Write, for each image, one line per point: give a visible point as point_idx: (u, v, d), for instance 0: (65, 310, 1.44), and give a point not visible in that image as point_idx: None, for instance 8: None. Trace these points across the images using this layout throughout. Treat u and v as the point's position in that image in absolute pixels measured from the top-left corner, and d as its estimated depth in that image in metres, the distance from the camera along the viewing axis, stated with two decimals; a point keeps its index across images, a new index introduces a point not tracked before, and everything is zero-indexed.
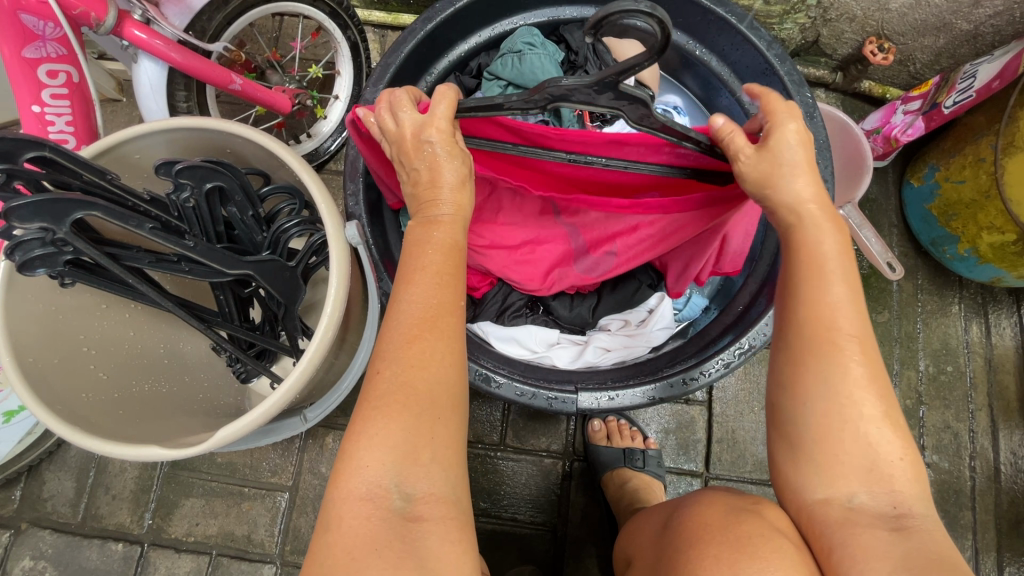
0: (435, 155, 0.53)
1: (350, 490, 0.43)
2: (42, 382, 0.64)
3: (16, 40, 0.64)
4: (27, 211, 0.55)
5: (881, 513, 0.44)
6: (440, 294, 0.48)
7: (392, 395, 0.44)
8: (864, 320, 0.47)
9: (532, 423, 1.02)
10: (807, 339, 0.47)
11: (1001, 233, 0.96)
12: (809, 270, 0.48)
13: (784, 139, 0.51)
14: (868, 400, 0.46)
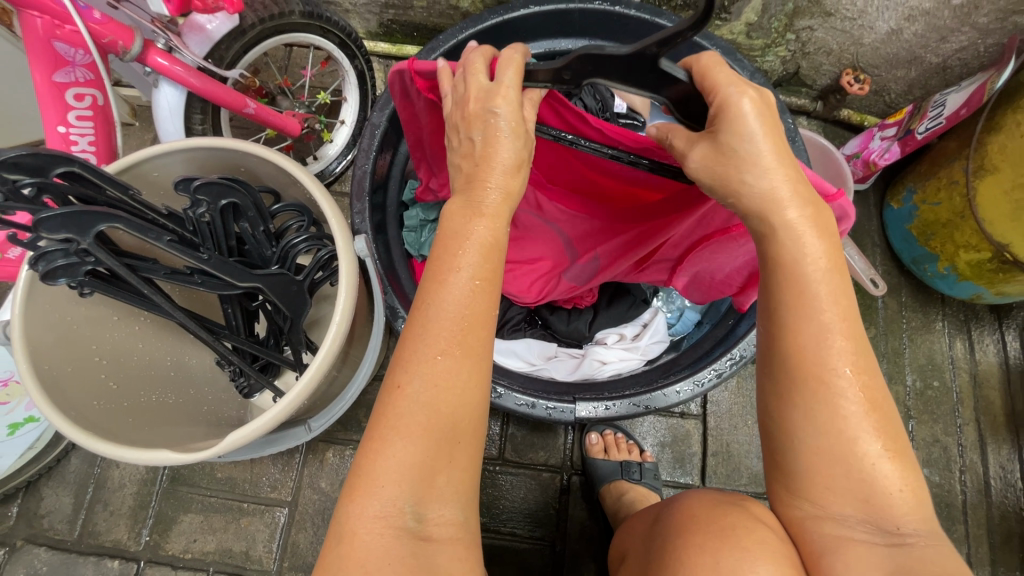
0: (496, 128, 0.52)
1: (365, 506, 0.44)
2: (57, 388, 0.66)
3: (48, 66, 0.69)
4: (54, 224, 0.58)
5: (872, 536, 0.44)
6: (471, 305, 0.48)
7: (413, 416, 0.46)
8: (860, 348, 0.46)
9: (531, 437, 1.04)
10: (789, 371, 0.46)
11: (977, 251, 1.01)
12: (792, 298, 0.46)
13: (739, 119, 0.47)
14: (863, 432, 0.44)
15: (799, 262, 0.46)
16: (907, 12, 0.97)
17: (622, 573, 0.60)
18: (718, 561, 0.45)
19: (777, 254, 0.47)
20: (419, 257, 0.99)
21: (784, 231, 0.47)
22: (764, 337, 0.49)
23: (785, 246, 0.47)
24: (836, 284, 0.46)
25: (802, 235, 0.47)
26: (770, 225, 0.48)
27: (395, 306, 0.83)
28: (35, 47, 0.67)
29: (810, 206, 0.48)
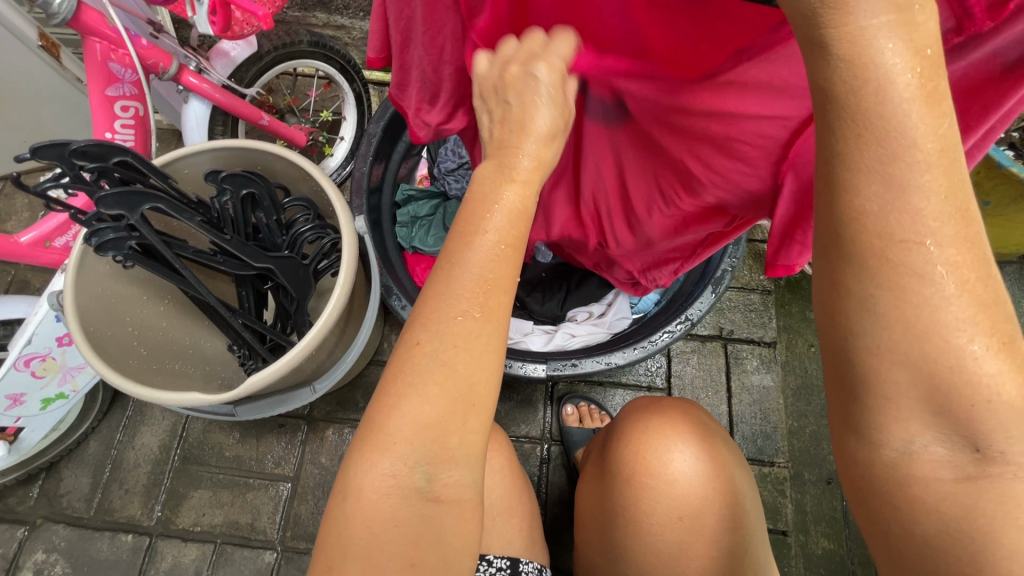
0: None
1: (374, 464, 0.43)
2: (100, 346, 0.78)
3: (102, 82, 0.83)
4: (112, 201, 0.70)
5: (954, 459, 0.35)
6: (496, 269, 0.44)
7: (430, 372, 0.43)
8: (956, 199, 0.31)
9: (514, 411, 1.14)
10: (840, 249, 0.33)
11: None
12: (852, 140, 0.31)
13: None
14: (953, 323, 0.31)
15: (861, 103, 0.30)
16: None
17: (588, 468, 0.82)
18: (646, 422, 0.70)
19: (828, 85, 0.30)
20: (410, 249, 1.13)
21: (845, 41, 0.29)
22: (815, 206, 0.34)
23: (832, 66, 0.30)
24: (924, 110, 0.30)
25: (879, 45, 0.29)
26: (841, 33, 0.29)
27: (390, 286, 0.98)
28: (93, 67, 0.82)
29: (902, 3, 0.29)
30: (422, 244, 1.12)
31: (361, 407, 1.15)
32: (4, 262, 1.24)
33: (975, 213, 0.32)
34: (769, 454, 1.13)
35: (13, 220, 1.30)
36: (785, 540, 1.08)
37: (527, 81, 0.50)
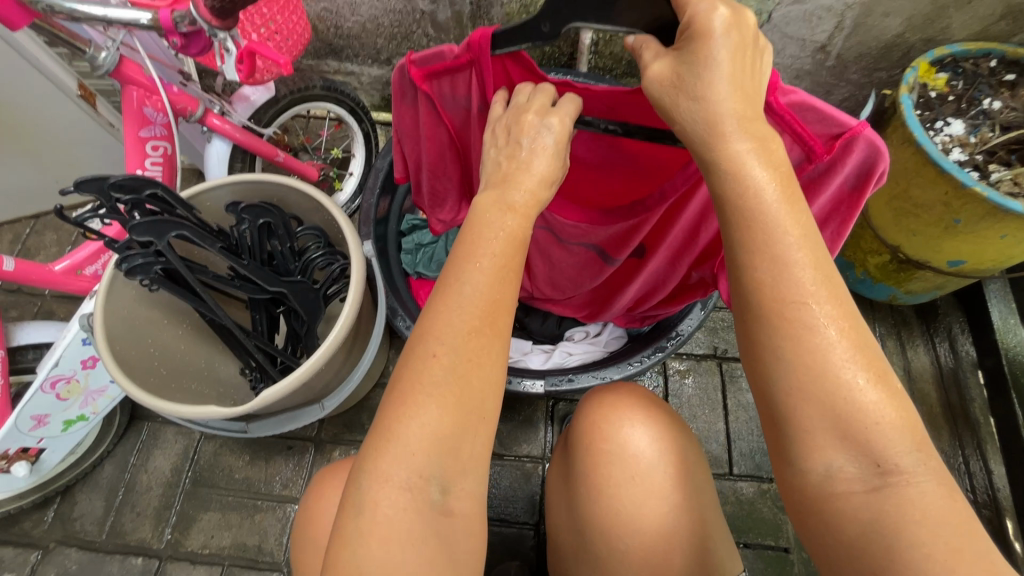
0: (543, 139, 0.63)
1: (391, 479, 0.50)
2: (124, 364, 0.83)
3: (136, 124, 0.92)
4: (142, 229, 0.77)
5: (863, 476, 0.46)
6: (499, 289, 0.55)
7: (446, 388, 0.51)
8: (828, 285, 0.48)
9: (516, 431, 1.18)
10: (757, 311, 0.49)
11: (880, 255, 1.21)
12: (743, 231, 0.49)
13: (705, 37, 0.51)
14: (843, 363, 0.46)
15: (745, 199, 0.49)
16: (797, 72, 1.25)
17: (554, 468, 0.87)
18: (603, 398, 0.77)
19: (722, 190, 0.51)
20: (415, 274, 1.20)
21: (726, 159, 0.50)
22: (733, 285, 0.51)
23: (724, 180, 0.50)
24: (788, 205, 0.49)
25: (745, 159, 0.50)
26: (725, 153, 0.50)
27: (395, 307, 1.00)
28: (129, 112, 0.91)
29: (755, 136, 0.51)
30: (426, 269, 1.19)
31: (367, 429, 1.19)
32: (32, 293, 1.32)
33: (840, 284, 0.49)
34: (767, 470, 1.15)
35: (42, 254, 1.38)
36: (788, 558, 1.08)
37: (540, 130, 0.63)
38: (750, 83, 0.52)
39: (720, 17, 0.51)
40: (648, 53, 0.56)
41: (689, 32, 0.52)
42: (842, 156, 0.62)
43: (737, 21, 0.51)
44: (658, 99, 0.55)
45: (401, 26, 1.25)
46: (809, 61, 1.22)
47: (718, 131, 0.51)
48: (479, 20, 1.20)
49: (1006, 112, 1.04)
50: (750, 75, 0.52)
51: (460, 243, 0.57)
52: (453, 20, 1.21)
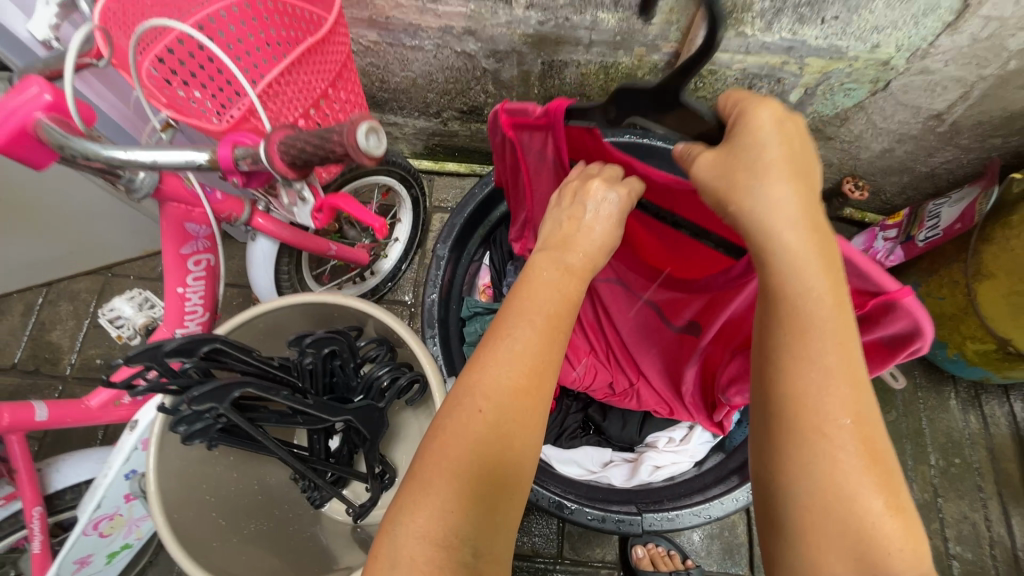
0: (597, 217, 0.60)
1: (423, 533, 0.43)
2: (185, 532, 0.74)
3: (178, 241, 0.79)
4: (203, 396, 0.66)
5: None
6: (549, 346, 0.50)
7: (488, 445, 0.45)
8: (860, 398, 0.46)
9: (587, 534, 1.11)
10: (788, 418, 0.46)
11: (983, 343, 1.12)
12: (792, 337, 0.47)
13: (753, 132, 0.49)
14: (861, 476, 0.44)
15: (803, 307, 0.47)
16: (901, 137, 1.11)
17: None
18: None
19: (778, 289, 0.48)
20: None
21: (783, 261, 0.48)
22: (759, 384, 0.50)
23: (778, 274, 0.48)
24: (835, 313, 0.47)
25: (801, 265, 0.47)
26: (786, 253, 0.48)
27: None
28: (168, 227, 0.77)
29: (815, 231, 0.48)
30: None
31: None
32: (54, 375, 1.21)
33: (868, 394, 0.47)
34: None
35: (59, 328, 1.26)
36: None
37: (600, 202, 0.60)
38: (809, 181, 0.49)
39: (766, 114, 0.49)
40: (693, 147, 0.55)
41: (735, 128, 0.50)
42: (881, 313, 0.64)
43: (779, 119, 0.49)
44: (706, 189, 0.52)
45: (456, 82, 1.09)
46: (918, 127, 1.08)
47: (769, 232, 0.48)
48: (548, 79, 1.05)
49: None
50: (805, 168, 0.49)
51: (512, 297, 0.54)
52: (518, 78, 1.06)
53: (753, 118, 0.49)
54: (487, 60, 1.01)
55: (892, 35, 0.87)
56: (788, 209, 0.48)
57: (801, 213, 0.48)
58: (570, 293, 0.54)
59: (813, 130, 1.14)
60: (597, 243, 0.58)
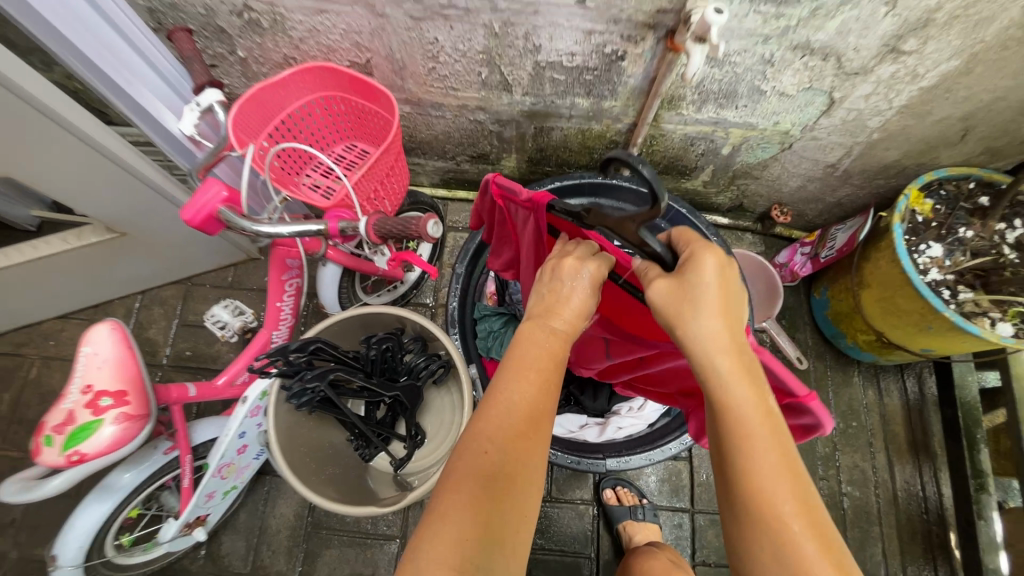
0: (572, 290, 0.78)
1: (444, 554, 0.58)
2: (296, 470, 1.10)
3: (279, 269, 1.11)
4: (314, 378, 1.04)
5: None
6: (541, 393, 0.71)
7: (496, 479, 0.64)
8: (797, 488, 0.63)
9: (570, 480, 1.48)
10: (751, 515, 0.62)
11: (868, 334, 1.48)
12: (739, 440, 0.64)
13: (700, 275, 0.69)
14: (816, 555, 0.59)
15: (743, 416, 0.65)
16: (808, 178, 1.46)
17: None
18: None
19: (726, 401, 0.66)
20: (488, 356, 1.41)
21: (727, 380, 0.67)
22: (723, 483, 0.66)
23: (725, 392, 0.66)
24: (766, 418, 0.65)
25: (736, 378, 0.67)
26: (722, 364, 0.67)
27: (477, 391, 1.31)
28: (274, 260, 1.10)
29: (737, 349, 0.69)
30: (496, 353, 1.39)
31: None
32: (153, 363, 1.54)
33: (805, 483, 0.64)
34: None
35: (152, 326, 1.58)
36: None
37: (575, 277, 0.78)
38: (734, 309, 0.70)
39: (710, 262, 0.69)
40: (652, 272, 0.75)
41: (687, 266, 0.71)
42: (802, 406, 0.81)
43: (720, 263, 0.70)
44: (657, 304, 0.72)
45: (468, 137, 1.41)
46: (821, 172, 1.42)
47: (713, 355, 0.68)
48: (538, 137, 1.38)
49: (975, 240, 1.26)
50: (733, 299, 0.70)
51: (511, 354, 0.74)
52: (516, 136, 1.39)
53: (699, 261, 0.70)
54: (492, 125, 1.34)
55: (786, 116, 1.20)
56: (717, 339, 0.68)
57: (724, 342, 0.68)
58: (555, 351, 0.75)
59: (744, 172, 1.47)
60: (575, 311, 0.77)
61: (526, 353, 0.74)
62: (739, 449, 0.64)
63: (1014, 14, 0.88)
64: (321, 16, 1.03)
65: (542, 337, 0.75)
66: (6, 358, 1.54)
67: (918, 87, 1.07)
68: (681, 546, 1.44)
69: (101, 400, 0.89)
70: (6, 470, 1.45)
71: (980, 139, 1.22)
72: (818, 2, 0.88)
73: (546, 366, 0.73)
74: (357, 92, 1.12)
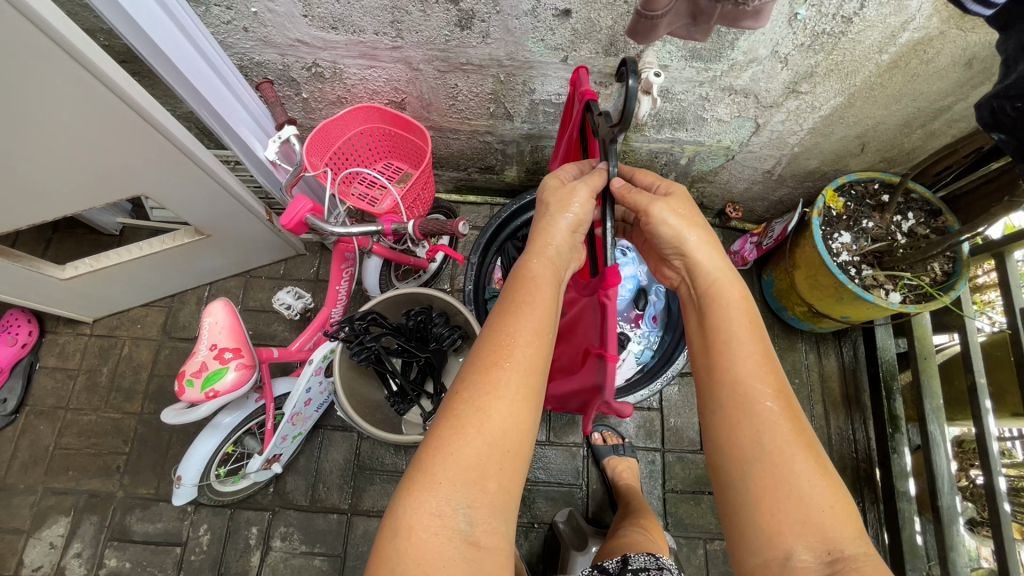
0: (556, 193, 0.95)
1: (427, 503, 0.68)
2: (354, 411, 1.45)
3: (339, 260, 1.46)
4: (370, 339, 1.39)
5: (803, 521, 0.72)
6: (525, 332, 0.80)
7: (473, 421, 0.73)
8: (780, 388, 0.80)
9: (566, 427, 1.84)
10: (742, 404, 0.79)
11: (803, 307, 1.85)
12: (731, 344, 0.82)
13: (691, 207, 0.93)
14: (791, 439, 0.76)
15: (735, 327, 0.83)
16: (752, 182, 1.81)
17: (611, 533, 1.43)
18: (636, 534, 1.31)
19: (722, 312, 0.85)
20: None
21: (717, 298, 0.87)
22: (716, 381, 0.82)
23: (720, 308, 0.86)
24: (755, 332, 0.84)
25: (723, 295, 0.87)
26: (712, 277, 0.89)
27: None
28: (336, 254, 1.45)
29: (730, 280, 0.88)
30: None
31: None
32: None
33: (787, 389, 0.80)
34: None
35: None
36: None
37: (556, 187, 0.96)
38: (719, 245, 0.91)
39: (679, 191, 0.96)
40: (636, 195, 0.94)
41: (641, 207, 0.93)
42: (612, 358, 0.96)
43: (687, 197, 0.95)
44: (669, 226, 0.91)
45: (477, 153, 1.76)
46: (761, 178, 1.78)
47: (716, 279, 0.88)
48: (535, 153, 1.73)
49: (875, 229, 1.63)
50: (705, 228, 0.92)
51: (507, 296, 0.85)
52: (517, 153, 1.74)
53: (673, 190, 0.97)
54: (497, 144, 1.69)
55: (726, 135, 1.55)
56: (713, 269, 0.89)
57: (717, 271, 0.89)
58: (541, 284, 0.87)
59: (700, 178, 1.83)
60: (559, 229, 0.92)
61: (521, 299, 0.84)
62: (728, 358, 0.82)
63: (873, 67, 1.23)
64: (370, 69, 1.38)
65: (535, 275, 0.87)
66: (102, 339, 1.89)
67: (818, 115, 1.42)
68: (654, 478, 1.79)
69: (224, 353, 1.24)
70: (110, 428, 1.80)
71: (876, 151, 1.58)
72: (733, 60, 1.23)
73: (538, 306, 0.84)
74: (396, 125, 1.46)
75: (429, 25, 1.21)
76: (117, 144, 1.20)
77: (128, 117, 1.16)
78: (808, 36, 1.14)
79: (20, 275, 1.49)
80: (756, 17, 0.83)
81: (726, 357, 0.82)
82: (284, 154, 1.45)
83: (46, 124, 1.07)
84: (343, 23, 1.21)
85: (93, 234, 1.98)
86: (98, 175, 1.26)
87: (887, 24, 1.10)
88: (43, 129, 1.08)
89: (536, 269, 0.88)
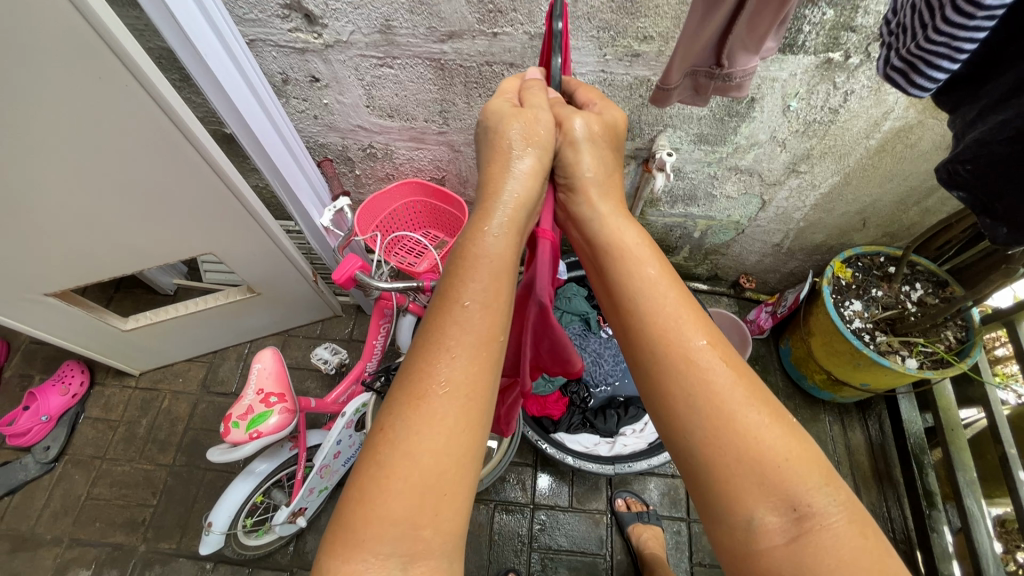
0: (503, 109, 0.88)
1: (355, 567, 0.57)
2: None
3: (378, 316, 1.57)
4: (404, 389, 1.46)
5: (772, 495, 0.62)
6: (443, 323, 0.71)
7: (394, 455, 0.62)
8: (713, 337, 0.74)
9: (588, 492, 1.83)
10: (675, 361, 0.72)
11: (821, 374, 1.88)
12: (652, 298, 0.77)
13: (610, 130, 0.90)
14: (737, 389, 0.69)
15: (650, 273, 0.80)
16: (762, 255, 1.93)
17: None
18: None
19: (631, 250, 0.83)
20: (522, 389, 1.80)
21: (628, 241, 0.84)
22: (644, 343, 0.76)
23: (639, 258, 0.82)
24: (671, 278, 0.80)
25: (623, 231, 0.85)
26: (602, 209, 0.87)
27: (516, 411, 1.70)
28: (376, 310, 1.57)
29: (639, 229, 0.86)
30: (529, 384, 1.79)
31: (489, 492, 1.82)
32: None
33: (722, 338, 0.75)
34: None
35: None
36: None
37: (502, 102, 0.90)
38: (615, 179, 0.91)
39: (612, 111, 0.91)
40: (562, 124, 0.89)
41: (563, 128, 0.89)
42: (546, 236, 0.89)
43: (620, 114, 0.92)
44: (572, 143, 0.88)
45: None
46: (771, 251, 1.90)
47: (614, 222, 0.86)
48: None
49: (883, 297, 1.72)
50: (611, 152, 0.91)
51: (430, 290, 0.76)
52: None
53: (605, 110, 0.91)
54: None
55: (735, 211, 1.70)
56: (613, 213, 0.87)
57: (611, 220, 0.86)
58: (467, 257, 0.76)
59: (713, 250, 1.96)
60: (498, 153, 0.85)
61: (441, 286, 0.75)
62: (651, 313, 0.76)
63: (863, 150, 1.39)
64: (417, 151, 1.59)
65: (468, 257, 0.76)
66: (145, 391, 1.99)
67: (819, 193, 1.57)
68: (681, 549, 1.74)
69: (270, 398, 1.32)
70: (141, 479, 1.84)
71: (877, 226, 1.71)
72: (737, 144, 1.40)
73: (456, 290, 0.73)
74: (436, 198, 1.65)
75: (472, 115, 1.42)
76: (186, 189, 1.32)
77: (205, 170, 1.29)
78: (801, 124, 1.31)
79: (88, 323, 1.63)
80: (740, 89, 0.99)
81: (639, 313, 0.77)
82: (337, 222, 1.62)
83: (132, 174, 1.21)
84: (399, 112, 1.43)
85: (150, 294, 2.16)
86: (168, 218, 1.38)
87: (870, 115, 1.27)
88: (121, 176, 1.21)
89: (479, 255, 0.76)
